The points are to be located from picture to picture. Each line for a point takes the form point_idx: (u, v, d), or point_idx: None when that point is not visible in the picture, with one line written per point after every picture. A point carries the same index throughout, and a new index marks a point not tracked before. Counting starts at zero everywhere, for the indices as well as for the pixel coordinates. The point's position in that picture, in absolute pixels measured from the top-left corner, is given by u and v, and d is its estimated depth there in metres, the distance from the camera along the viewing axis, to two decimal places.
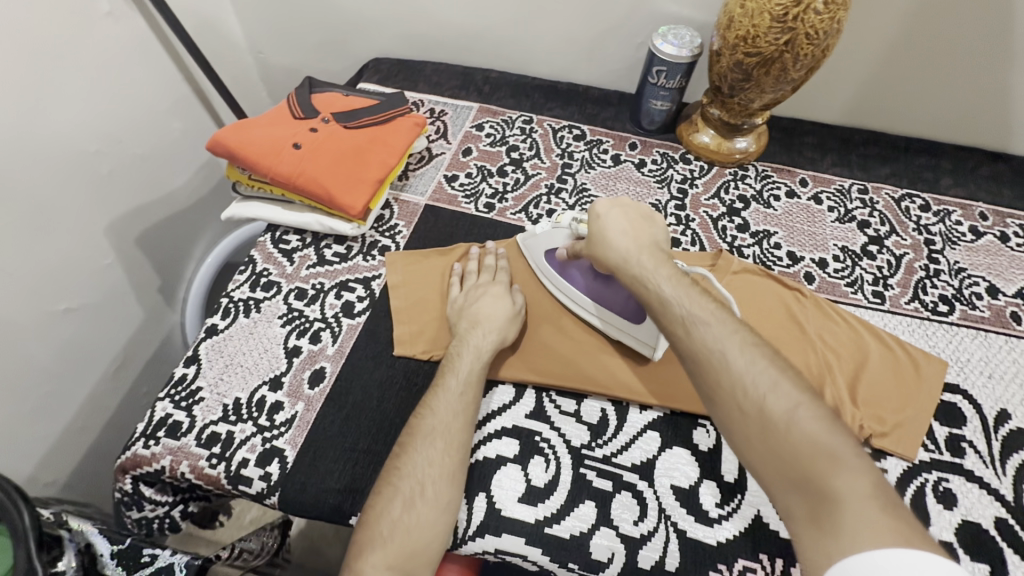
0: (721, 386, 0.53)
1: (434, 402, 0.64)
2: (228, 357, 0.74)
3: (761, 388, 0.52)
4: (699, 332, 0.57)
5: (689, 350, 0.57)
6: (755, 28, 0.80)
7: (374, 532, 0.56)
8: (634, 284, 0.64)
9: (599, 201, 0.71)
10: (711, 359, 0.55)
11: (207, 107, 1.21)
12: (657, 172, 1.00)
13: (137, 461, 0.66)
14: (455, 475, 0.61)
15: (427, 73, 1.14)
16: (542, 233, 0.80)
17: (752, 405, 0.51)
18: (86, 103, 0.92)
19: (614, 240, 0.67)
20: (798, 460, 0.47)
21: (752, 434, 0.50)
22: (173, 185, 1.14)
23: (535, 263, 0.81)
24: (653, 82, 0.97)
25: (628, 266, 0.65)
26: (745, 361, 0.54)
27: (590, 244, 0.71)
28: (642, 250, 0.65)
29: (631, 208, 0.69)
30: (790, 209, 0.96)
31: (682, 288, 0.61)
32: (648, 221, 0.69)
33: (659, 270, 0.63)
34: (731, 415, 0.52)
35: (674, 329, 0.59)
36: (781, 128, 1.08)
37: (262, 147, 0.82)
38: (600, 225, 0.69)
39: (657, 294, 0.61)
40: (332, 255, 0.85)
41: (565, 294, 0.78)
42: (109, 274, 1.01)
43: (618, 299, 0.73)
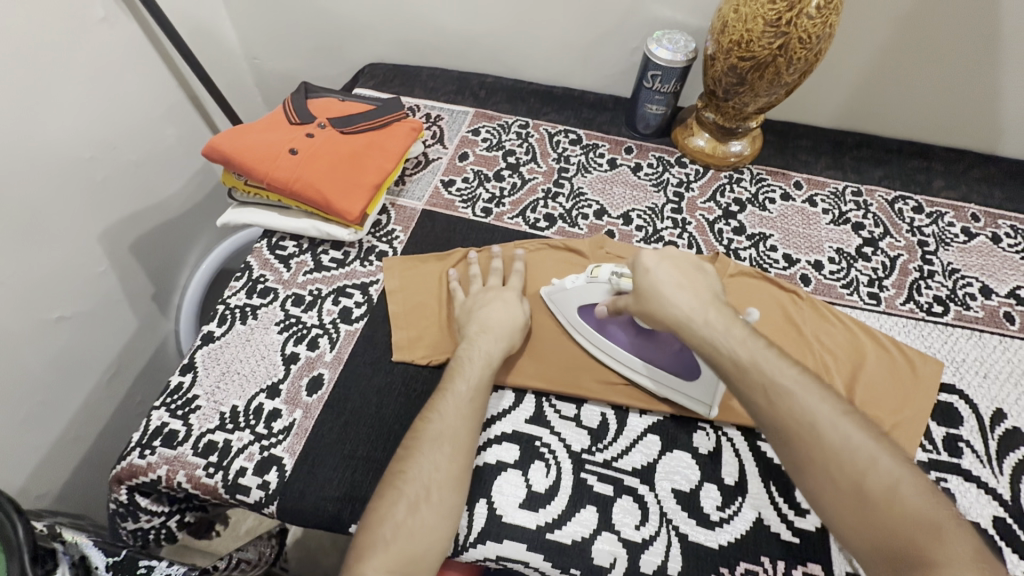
0: (812, 457, 0.50)
1: (440, 405, 0.63)
2: (224, 365, 0.73)
3: (859, 459, 0.49)
4: (785, 398, 0.53)
5: (773, 417, 0.53)
6: (749, 33, 0.80)
7: (376, 536, 0.54)
8: (702, 346, 0.58)
9: (645, 251, 0.65)
10: (800, 426, 0.52)
11: (201, 113, 1.20)
12: (653, 176, 1.01)
13: (132, 471, 0.65)
14: (460, 480, 0.60)
15: (423, 79, 1.14)
16: (574, 287, 0.74)
17: (846, 475, 0.49)
18: (80, 109, 0.92)
19: (670, 295, 0.61)
20: (904, 537, 0.45)
21: (849, 505, 0.48)
22: (167, 191, 1.13)
23: (568, 320, 0.76)
24: (648, 87, 0.97)
25: (692, 326, 0.59)
26: (836, 428, 0.51)
27: (638, 300, 0.64)
28: (705, 306, 0.60)
29: (682, 260, 0.64)
30: (785, 212, 0.97)
31: (756, 347, 0.57)
32: (697, 270, 0.64)
33: (730, 328, 0.58)
34: (824, 486, 0.49)
35: (754, 395, 0.54)
36: (775, 131, 1.09)
37: (259, 152, 0.81)
38: (649, 280, 0.63)
39: (732, 356, 0.56)
40: (329, 261, 0.85)
41: (607, 353, 0.73)
42: (103, 282, 1.00)
43: (667, 357, 0.70)
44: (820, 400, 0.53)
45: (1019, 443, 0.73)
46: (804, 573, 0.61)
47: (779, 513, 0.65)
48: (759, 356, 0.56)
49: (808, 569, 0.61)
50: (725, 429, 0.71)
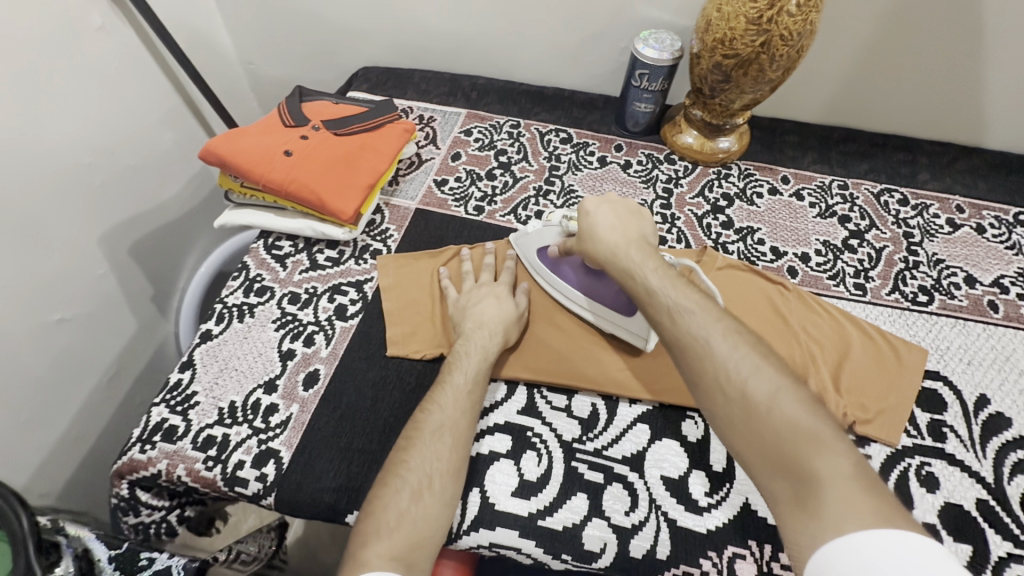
0: (704, 371, 0.54)
1: (439, 397, 0.65)
2: (222, 362, 0.75)
3: (744, 374, 0.52)
4: (684, 321, 0.57)
5: (674, 338, 0.58)
6: (732, 31, 0.82)
7: (380, 523, 0.55)
8: (624, 277, 0.65)
9: (588, 197, 0.72)
10: (695, 346, 0.56)
11: (198, 118, 1.22)
12: (642, 173, 1.02)
13: (133, 465, 0.67)
14: (459, 469, 0.61)
15: (416, 81, 1.16)
16: (535, 232, 0.83)
17: (734, 389, 0.52)
18: (79, 115, 0.94)
19: (601, 235, 0.69)
20: (785, 445, 0.47)
21: (736, 418, 0.51)
22: (165, 195, 1.15)
23: (528, 262, 0.83)
24: (636, 85, 0.99)
25: (617, 260, 0.66)
26: (728, 348, 0.54)
27: (579, 241, 0.72)
28: (630, 243, 0.67)
29: (619, 205, 0.71)
30: (772, 206, 0.99)
31: (669, 279, 0.62)
32: (634, 217, 0.71)
33: (646, 261, 0.65)
34: (715, 401, 0.53)
35: (662, 319, 0.60)
36: (762, 127, 1.11)
37: (254, 154, 0.83)
38: (589, 223, 0.71)
39: (643, 285, 0.63)
40: (324, 260, 0.86)
41: (557, 289, 0.79)
42: (103, 284, 1.02)
43: (607, 292, 0.75)
44: (718, 324, 0.56)
45: (1002, 427, 0.74)
46: (791, 556, 0.62)
47: None
48: (670, 286, 0.61)
49: None
50: None
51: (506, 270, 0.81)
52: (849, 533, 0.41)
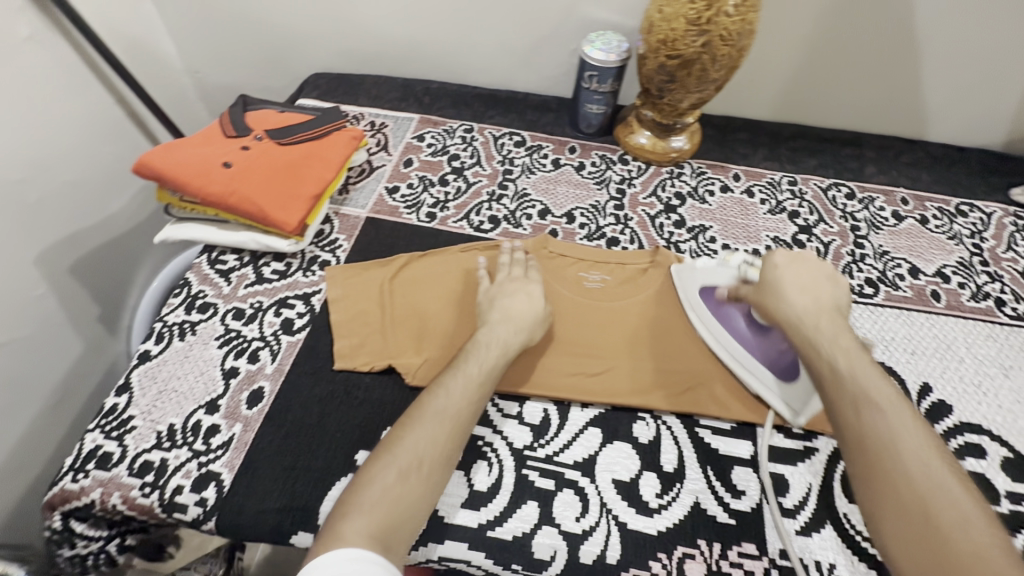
0: (876, 464, 0.51)
1: (447, 382, 0.65)
2: (161, 383, 0.72)
3: (944, 496, 0.48)
4: (870, 415, 0.53)
5: (854, 430, 0.53)
6: (673, 32, 0.83)
7: (361, 499, 0.55)
8: (806, 348, 0.61)
9: (777, 250, 0.69)
10: (881, 447, 0.51)
11: (142, 130, 1.19)
12: (596, 174, 1.03)
13: (65, 496, 0.64)
14: (448, 458, 0.60)
15: (367, 87, 1.14)
16: (703, 268, 0.80)
17: (911, 494, 0.48)
18: (8, 130, 0.90)
19: (788, 294, 0.65)
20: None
21: (918, 543, 0.47)
22: (108, 210, 1.12)
23: (685, 296, 0.80)
24: (586, 87, 0.99)
25: (801, 327, 0.62)
26: (923, 465, 0.50)
27: (759, 290, 0.69)
28: (817, 316, 0.62)
29: (811, 266, 0.67)
30: (724, 204, 1.00)
31: (858, 362, 0.57)
32: (828, 283, 0.66)
33: (839, 337, 0.60)
34: (894, 512, 0.49)
35: (842, 403, 0.55)
36: (715, 125, 1.12)
37: (191, 167, 0.81)
38: (775, 276, 0.67)
39: (830, 364, 0.58)
40: (271, 273, 0.84)
41: (712, 334, 0.76)
42: (41, 306, 0.98)
43: (767, 352, 0.71)
44: (916, 431, 0.52)
45: (944, 415, 0.76)
46: (739, 553, 0.63)
47: (716, 497, 0.67)
48: (857, 367, 0.57)
49: (743, 549, 0.63)
50: (665, 418, 0.73)
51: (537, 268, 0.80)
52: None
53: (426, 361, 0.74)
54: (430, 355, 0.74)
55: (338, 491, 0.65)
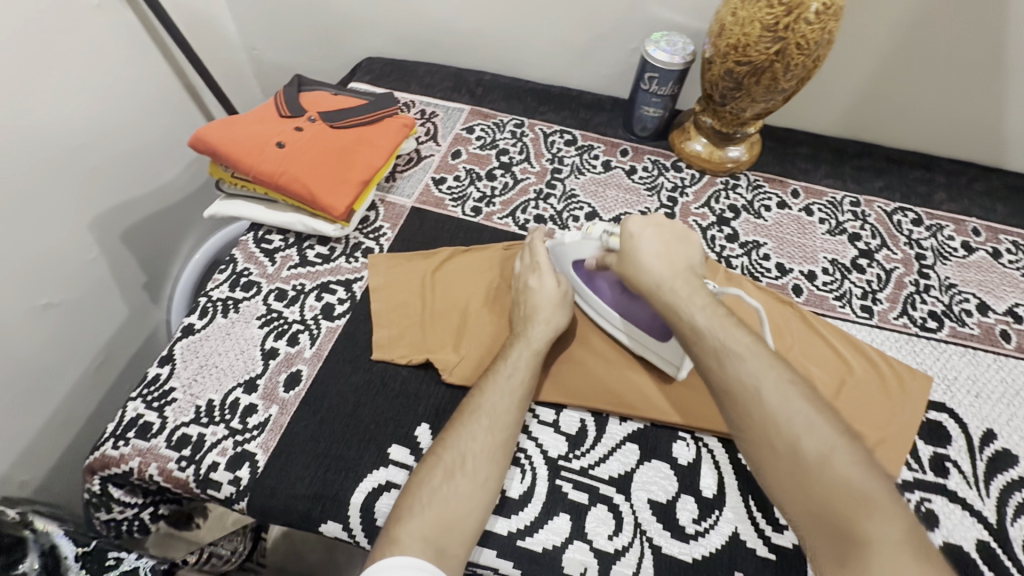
0: (752, 421, 0.53)
1: (487, 384, 0.65)
2: (203, 358, 0.73)
3: (798, 428, 0.52)
4: (733, 368, 0.56)
5: (719, 382, 0.56)
6: (746, 37, 0.78)
7: (414, 501, 0.56)
8: (669, 312, 0.62)
9: (633, 217, 0.67)
10: (742, 392, 0.55)
11: (197, 103, 1.20)
12: (647, 179, 0.99)
13: (105, 462, 0.65)
14: (496, 454, 0.60)
15: (420, 74, 1.13)
16: (568, 242, 0.74)
17: (786, 446, 0.51)
18: (74, 98, 0.92)
19: (646, 262, 0.64)
20: (834, 508, 0.48)
21: (788, 477, 0.51)
22: (161, 180, 1.14)
23: (562, 270, 0.77)
24: (646, 89, 0.96)
25: (661, 293, 0.62)
26: (781, 399, 0.53)
27: (621, 261, 0.67)
28: (678, 274, 0.63)
29: (668, 229, 0.67)
30: (780, 220, 0.95)
31: (716, 317, 0.59)
32: (682, 242, 0.67)
33: (693, 299, 0.61)
34: (763, 455, 0.53)
35: (706, 358, 0.58)
36: (775, 137, 1.07)
37: (245, 145, 0.81)
38: (633, 244, 0.66)
39: (691, 323, 0.60)
40: (314, 256, 0.84)
41: (593, 306, 0.76)
42: (93, 269, 1.00)
43: (640, 318, 0.72)
44: (767, 369, 0.55)
45: (1008, 466, 0.71)
46: None
47: (757, 528, 0.63)
48: (717, 323, 0.59)
49: None
50: (705, 439, 0.70)
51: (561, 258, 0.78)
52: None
53: (463, 358, 0.73)
54: (467, 352, 0.73)
55: (369, 484, 0.64)
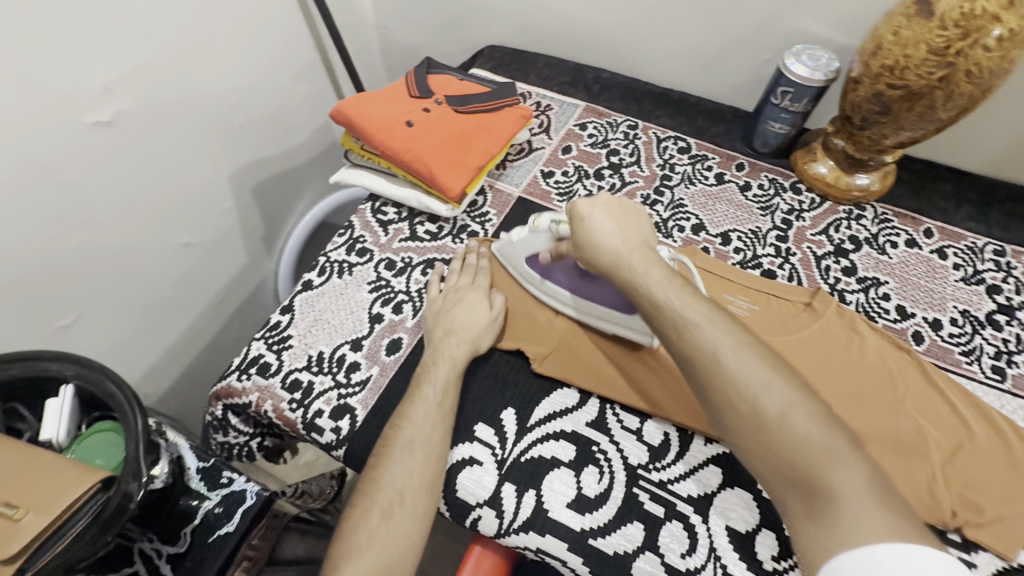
0: (714, 389, 0.50)
1: (411, 412, 0.66)
2: (318, 312, 0.79)
3: (758, 388, 0.49)
4: (692, 331, 0.53)
5: (681, 350, 0.53)
6: (906, 59, 0.72)
7: (353, 545, 0.58)
8: (629, 281, 0.60)
9: (579, 201, 0.66)
10: (700, 359, 0.51)
11: (329, 74, 1.29)
12: (762, 198, 0.95)
13: (230, 391, 0.74)
14: (429, 481, 0.62)
15: (539, 66, 1.14)
16: (518, 239, 0.76)
17: (745, 409, 0.48)
18: (232, 61, 1.02)
19: (601, 241, 0.63)
20: (797, 465, 0.45)
21: (753, 442, 0.47)
22: (290, 143, 1.24)
23: (517, 269, 0.79)
24: (775, 103, 0.90)
25: (623, 267, 0.60)
26: (739, 356, 0.50)
27: (578, 249, 0.66)
28: (634, 249, 0.61)
29: (613, 204, 0.65)
30: (906, 259, 0.88)
31: (676, 283, 0.57)
32: (633, 217, 0.65)
33: (650, 261, 0.60)
34: (727, 419, 0.49)
35: (667, 328, 0.55)
36: (912, 169, 0.98)
37: (378, 120, 0.86)
38: (586, 229, 0.64)
39: (650, 290, 0.57)
40: (424, 232, 0.88)
41: (551, 295, 0.77)
42: (225, 217, 1.11)
43: (606, 297, 0.72)
44: (725, 330, 0.52)
45: None
46: None
47: None
48: (673, 289, 0.56)
49: None
50: None
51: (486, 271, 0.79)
52: (870, 551, 0.40)
53: (554, 350, 0.75)
54: (557, 344, 0.75)
55: (453, 456, 0.68)
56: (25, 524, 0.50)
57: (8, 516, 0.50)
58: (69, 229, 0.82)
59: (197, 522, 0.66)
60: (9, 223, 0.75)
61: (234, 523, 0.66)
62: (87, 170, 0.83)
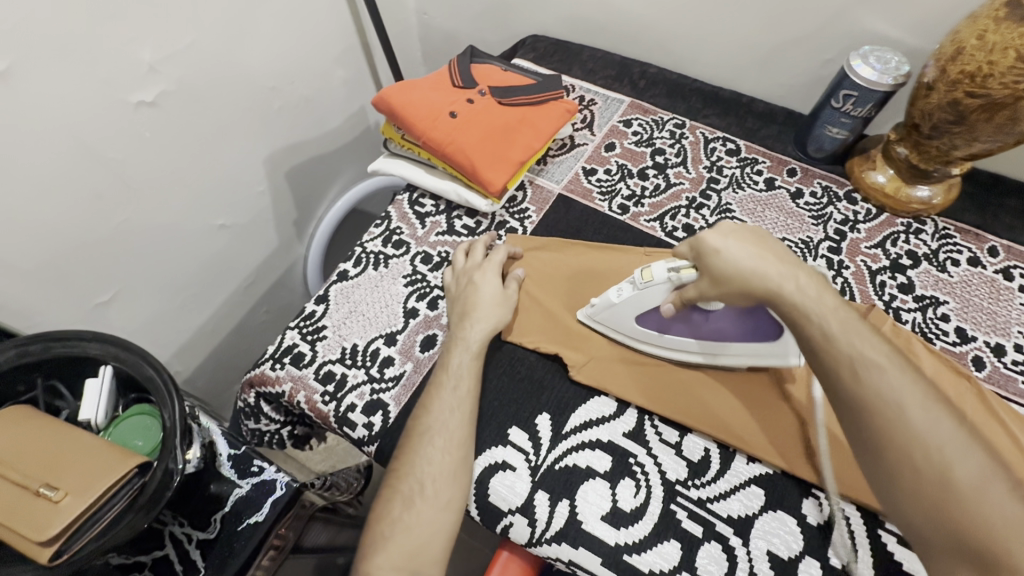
0: (891, 434, 0.46)
1: (431, 404, 0.64)
2: (353, 304, 0.78)
3: (946, 451, 0.44)
4: (872, 373, 0.49)
5: (856, 392, 0.49)
6: (990, 66, 0.67)
7: (380, 537, 0.58)
8: (795, 314, 0.54)
9: (706, 233, 0.60)
10: (881, 403, 0.47)
11: (367, 59, 1.27)
12: (814, 207, 0.91)
13: (263, 380, 0.73)
14: (455, 473, 0.61)
15: (583, 59, 1.11)
16: (623, 299, 0.69)
17: (929, 466, 0.44)
18: (273, 42, 1.01)
19: (755, 270, 0.56)
20: (977, 538, 0.41)
21: (928, 502, 0.43)
22: (326, 129, 1.23)
23: (620, 330, 0.72)
24: (835, 106, 0.85)
25: (781, 296, 0.55)
26: (925, 412, 0.46)
27: (717, 283, 0.59)
28: (797, 275, 0.56)
29: (750, 234, 0.59)
30: (967, 279, 0.83)
31: (849, 318, 0.53)
32: (772, 246, 0.59)
33: (820, 297, 0.54)
34: (898, 471, 0.45)
35: (837, 364, 0.51)
36: (978, 182, 0.92)
37: (421, 110, 0.84)
38: (722, 260, 0.58)
39: (821, 327, 0.52)
40: (461, 227, 0.86)
41: (671, 348, 0.71)
42: (259, 200, 1.11)
43: (734, 330, 0.67)
44: (908, 377, 0.48)
45: None
46: None
47: None
48: (850, 328, 0.52)
49: None
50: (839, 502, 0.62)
51: (503, 254, 0.78)
52: None
53: (593, 358, 0.73)
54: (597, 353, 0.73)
55: (486, 459, 0.67)
56: (66, 506, 0.50)
57: (48, 497, 0.50)
58: (109, 207, 0.82)
59: (227, 507, 0.66)
60: (50, 198, 0.74)
61: (264, 512, 0.65)
62: (127, 149, 0.82)
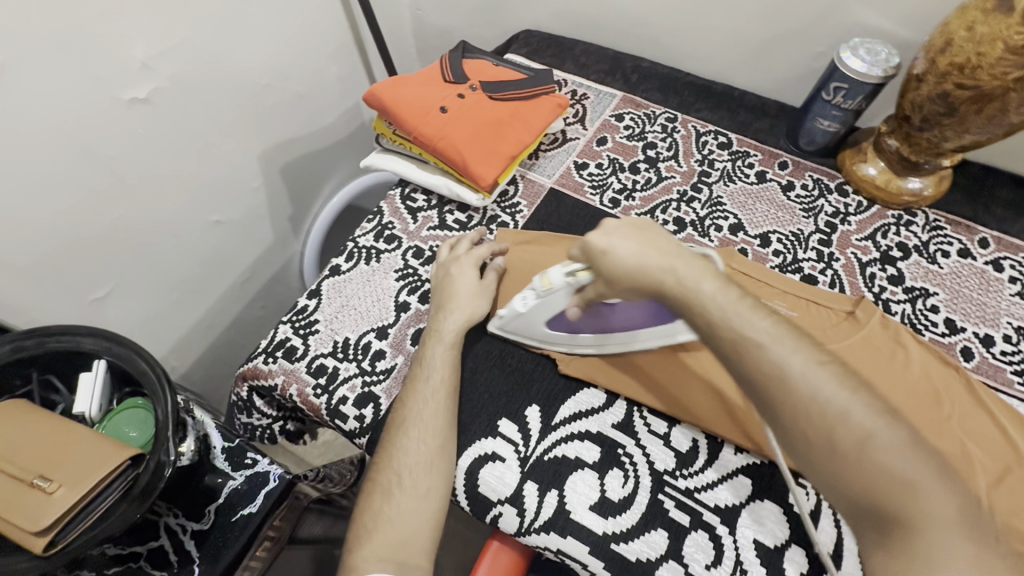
0: (786, 410, 0.45)
1: (409, 398, 0.65)
2: (344, 298, 0.79)
3: (833, 416, 0.43)
4: (758, 352, 0.46)
5: (749, 371, 0.46)
6: (979, 57, 0.67)
7: (365, 527, 0.59)
8: (687, 300, 0.51)
9: (590, 234, 0.56)
10: (772, 380, 0.45)
11: (361, 55, 1.28)
12: (805, 199, 0.91)
13: (256, 374, 0.74)
14: (442, 463, 0.62)
15: (576, 53, 1.11)
16: (529, 309, 0.68)
17: (821, 436, 0.43)
18: (266, 39, 1.01)
19: (639, 262, 0.53)
20: (877, 496, 0.41)
21: (830, 472, 0.43)
22: (320, 125, 1.23)
23: (531, 334, 0.73)
24: (826, 99, 0.85)
25: (670, 281, 0.52)
26: (814, 380, 0.45)
27: (608, 282, 0.56)
28: (676, 258, 0.53)
29: (632, 229, 0.56)
30: (957, 270, 0.83)
31: (728, 296, 0.50)
32: (650, 232, 0.56)
33: (701, 277, 0.51)
34: (799, 446, 0.44)
35: (724, 345, 0.48)
36: (970, 174, 0.92)
37: (412, 105, 0.84)
38: (609, 260, 0.55)
39: (705, 312, 0.50)
40: (453, 222, 0.87)
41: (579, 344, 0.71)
42: (254, 196, 1.12)
43: (634, 319, 0.67)
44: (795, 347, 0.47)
45: None
46: None
47: None
48: (733, 305, 0.49)
49: None
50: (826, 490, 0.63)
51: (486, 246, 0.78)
52: None
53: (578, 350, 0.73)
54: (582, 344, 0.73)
55: (476, 450, 0.67)
56: (59, 498, 0.51)
57: (43, 489, 0.51)
58: (104, 203, 0.83)
59: (221, 500, 0.67)
60: (46, 195, 0.75)
61: (257, 503, 0.66)
62: (122, 146, 0.83)
